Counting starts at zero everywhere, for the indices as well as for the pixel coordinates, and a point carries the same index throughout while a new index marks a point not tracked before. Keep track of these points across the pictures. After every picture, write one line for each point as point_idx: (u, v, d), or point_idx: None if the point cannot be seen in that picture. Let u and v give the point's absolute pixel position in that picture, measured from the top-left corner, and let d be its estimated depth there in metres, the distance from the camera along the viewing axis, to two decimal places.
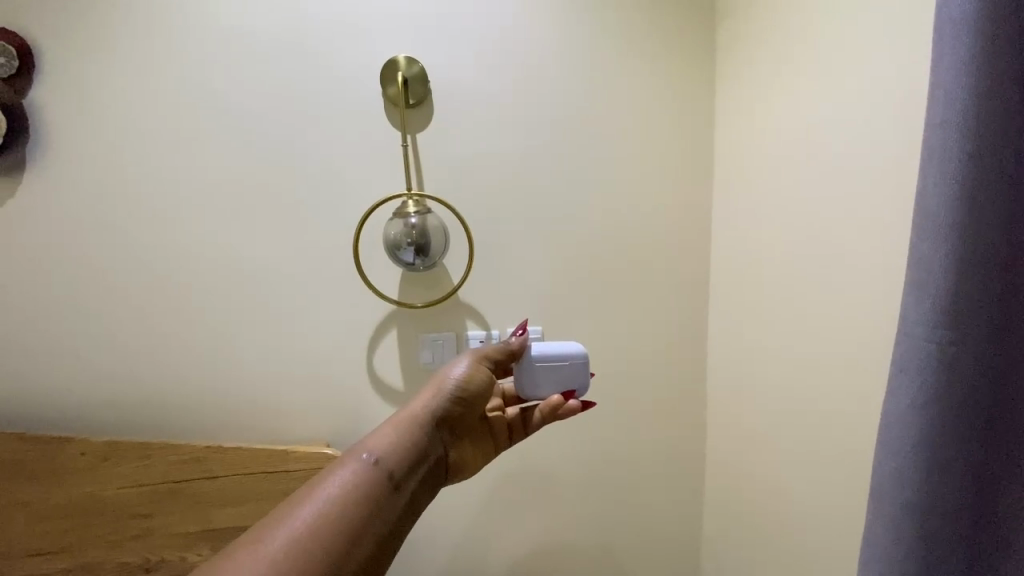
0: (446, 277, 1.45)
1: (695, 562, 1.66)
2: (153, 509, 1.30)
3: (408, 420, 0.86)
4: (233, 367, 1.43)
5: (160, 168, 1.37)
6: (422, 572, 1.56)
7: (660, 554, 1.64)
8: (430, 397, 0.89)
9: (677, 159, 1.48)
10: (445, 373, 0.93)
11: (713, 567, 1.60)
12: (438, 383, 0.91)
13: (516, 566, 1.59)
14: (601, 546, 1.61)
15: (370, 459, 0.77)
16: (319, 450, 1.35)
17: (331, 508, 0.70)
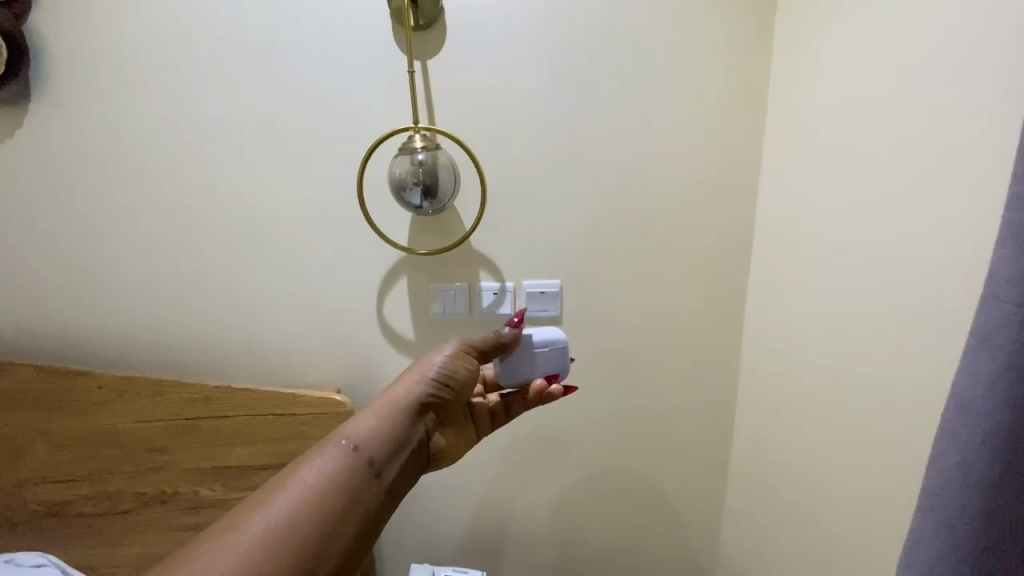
0: (457, 223, 1.35)
1: (717, 531, 1.58)
2: (167, 445, 1.33)
3: (393, 403, 0.79)
4: (242, 311, 1.41)
5: (163, 99, 1.30)
6: (434, 520, 1.57)
7: (678, 522, 1.58)
8: (417, 380, 0.82)
9: (728, 92, 1.27)
10: (428, 360, 0.84)
11: (734, 536, 1.53)
12: (424, 368, 0.83)
13: (527, 523, 1.57)
14: (614, 509, 1.57)
15: (350, 447, 0.71)
16: (325, 395, 1.32)
17: (306, 501, 0.65)
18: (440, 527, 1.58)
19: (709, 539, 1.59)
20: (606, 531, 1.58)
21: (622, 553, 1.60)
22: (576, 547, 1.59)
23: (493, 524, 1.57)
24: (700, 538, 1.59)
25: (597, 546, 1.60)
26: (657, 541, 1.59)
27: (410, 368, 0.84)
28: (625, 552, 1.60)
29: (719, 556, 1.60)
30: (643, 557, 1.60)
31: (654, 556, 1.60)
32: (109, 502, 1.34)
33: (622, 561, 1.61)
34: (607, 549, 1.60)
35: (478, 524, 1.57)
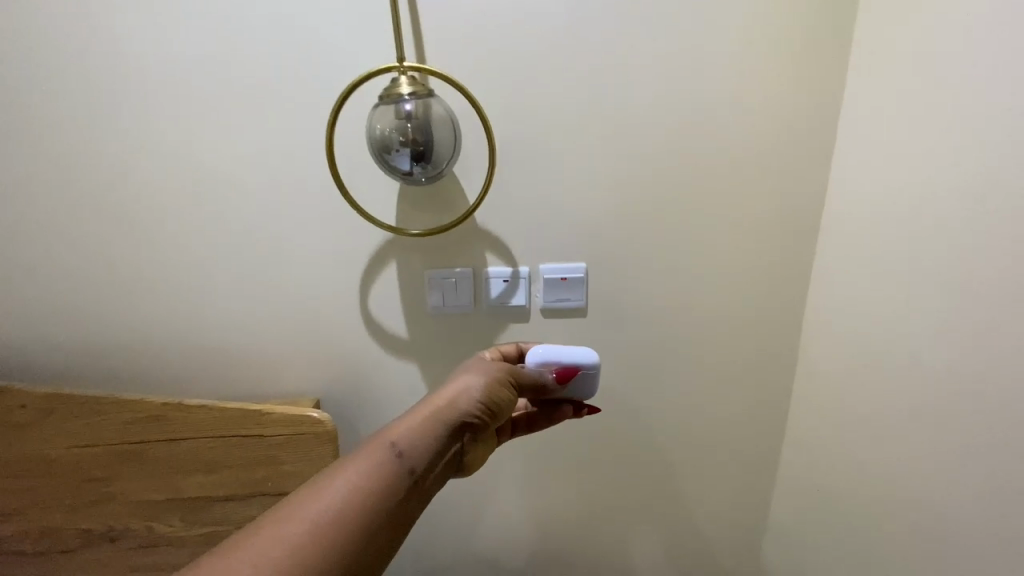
0: (457, 195, 1.08)
1: (760, 550, 1.37)
2: (112, 474, 1.09)
3: (433, 406, 0.68)
4: (191, 307, 1.14)
5: (65, 35, 0.98)
6: (433, 544, 1.34)
7: (713, 538, 1.36)
8: (464, 385, 0.71)
9: (805, 20, 0.98)
10: (473, 365, 0.75)
11: (778, 556, 1.32)
12: (472, 372, 0.73)
13: (542, 544, 1.35)
14: (642, 526, 1.35)
15: (393, 459, 0.62)
16: (299, 412, 1.07)
17: (342, 518, 0.56)
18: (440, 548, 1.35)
19: (749, 558, 1.38)
20: (632, 550, 1.37)
21: (650, 572, 1.39)
22: (598, 568, 1.38)
23: (501, 543, 1.35)
24: (742, 558, 1.37)
25: (620, 566, 1.38)
26: (689, 559, 1.38)
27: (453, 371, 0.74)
28: (652, 571, 1.39)
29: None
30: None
31: (685, 575, 1.40)
32: (47, 541, 1.11)
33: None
34: (632, 569, 1.39)
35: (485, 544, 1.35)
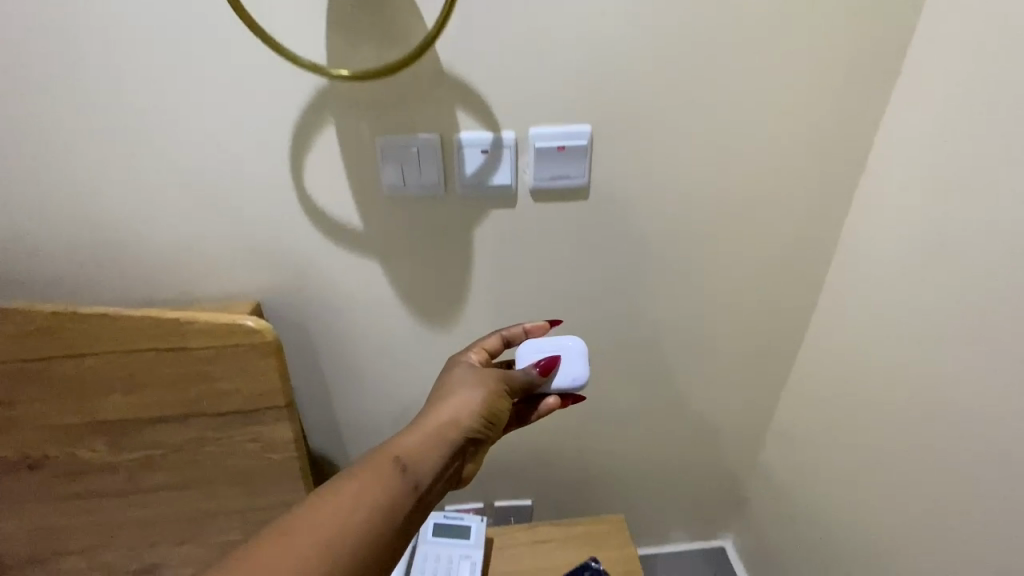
0: (410, 23, 0.75)
1: (758, 451, 1.30)
2: (12, 397, 0.89)
3: (427, 417, 0.67)
4: (65, 190, 0.85)
5: None
6: None
7: (714, 438, 1.26)
8: (465, 399, 0.69)
9: None
10: (459, 374, 0.73)
11: (778, 457, 1.25)
12: (463, 380, 0.72)
13: (529, 452, 1.24)
14: (640, 427, 1.22)
15: (398, 477, 0.60)
16: (231, 318, 0.87)
17: (350, 540, 0.54)
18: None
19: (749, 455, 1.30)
20: (628, 451, 1.26)
21: (645, 472, 1.31)
22: (589, 469, 1.29)
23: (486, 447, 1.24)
24: (738, 458, 1.31)
25: (614, 467, 1.29)
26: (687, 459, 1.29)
27: (436, 387, 0.73)
28: (647, 471, 1.30)
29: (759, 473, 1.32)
30: (669, 474, 1.32)
31: (681, 473, 1.32)
32: None
33: (643, 480, 1.32)
34: (626, 470, 1.30)
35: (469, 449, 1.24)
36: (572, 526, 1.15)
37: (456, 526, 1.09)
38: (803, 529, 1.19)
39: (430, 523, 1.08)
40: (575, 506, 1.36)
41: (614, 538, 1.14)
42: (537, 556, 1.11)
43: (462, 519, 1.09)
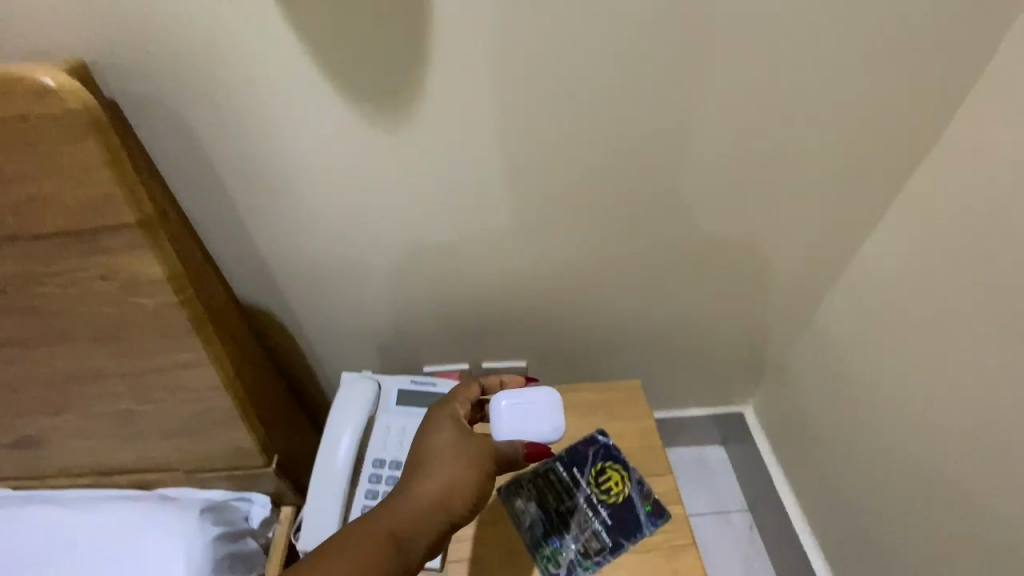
0: None
1: (809, 307, 1.03)
2: None
3: (416, 488, 0.58)
4: None
5: None
6: (364, 313, 0.94)
7: (756, 280, 0.98)
8: (446, 478, 0.59)
9: None
10: (449, 430, 0.62)
11: (836, 315, 0.98)
12: (455, 445, 0.61)
13: (522, 301, 0.97)
14: (665, 262, 0.93)
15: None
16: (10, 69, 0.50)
17: None
18: (373, 302, 0.93)
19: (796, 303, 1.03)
20: (645, 294, 0.99)
21: (663, 321, 1.05)
22: (595, 317, 1.02)
23: (463, 291, 0.94)
24: (783, 314, 1.05)
25: (626, 314, 1.03)
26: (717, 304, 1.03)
27: (422, 439, 0.62)
28: (666, 320, 1.05)
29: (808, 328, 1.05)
30: (692, 324, 1.06)
31: (709, 323, 1.06)
32: None
33: (659, 331, 1.07)
34: (640, 317, 1.04)
35: (440, 293, 0.94)
36: (576, 394, 0.89)
37: (428, 396, 0.81)
38: (857, 393, 0.95)
39: (394, 392, 0.82)
40: (576, 365, 1.11)
41: (631, 408, 0.88)
42: None
43: (436, 387, 0.82)
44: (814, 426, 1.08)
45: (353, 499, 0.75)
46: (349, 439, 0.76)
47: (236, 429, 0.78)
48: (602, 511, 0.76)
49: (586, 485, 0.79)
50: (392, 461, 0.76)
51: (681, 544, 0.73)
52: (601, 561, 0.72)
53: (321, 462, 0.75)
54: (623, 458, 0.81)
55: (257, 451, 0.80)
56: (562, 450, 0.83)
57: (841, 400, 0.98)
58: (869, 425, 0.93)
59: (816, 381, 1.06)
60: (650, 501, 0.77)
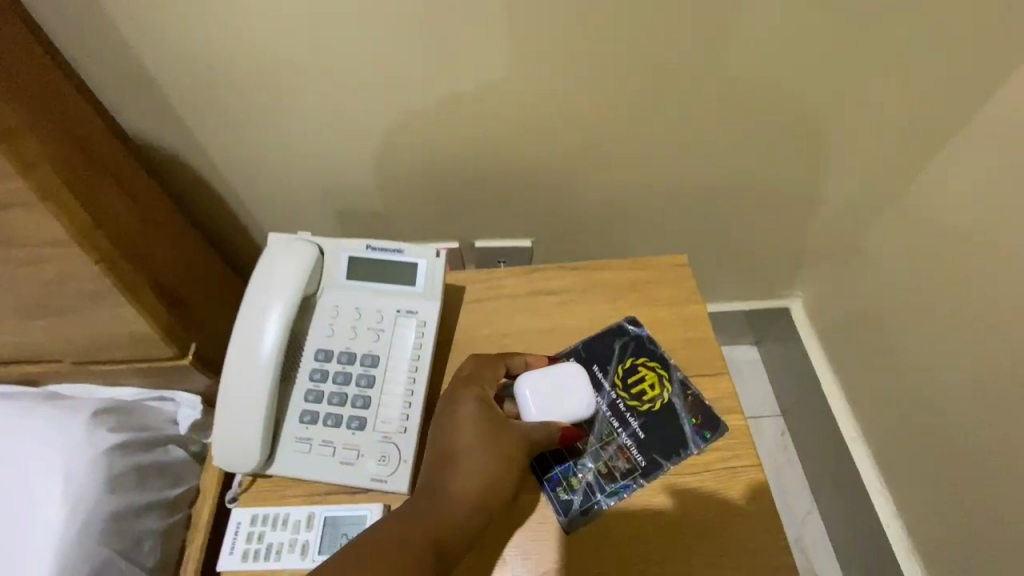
0: None
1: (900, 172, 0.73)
2: None
3: (446, 486, 0.46)
4: None
5: None
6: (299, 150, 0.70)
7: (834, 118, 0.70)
8: (470, 466, 0.47)
9: None
10: (474, 413, 0.49)
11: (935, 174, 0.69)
12: (485, 431, 0.48)
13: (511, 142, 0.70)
14: (725, 87, 0.66)
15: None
16: None
17: None
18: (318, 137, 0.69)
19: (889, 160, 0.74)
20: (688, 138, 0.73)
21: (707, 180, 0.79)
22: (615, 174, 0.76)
23: (436, 124, 0.68)
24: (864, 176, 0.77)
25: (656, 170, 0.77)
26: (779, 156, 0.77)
27: (441, 424, 0.49)
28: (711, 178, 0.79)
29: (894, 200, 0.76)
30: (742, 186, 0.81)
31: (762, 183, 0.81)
32: None
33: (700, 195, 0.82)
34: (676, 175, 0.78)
35: (405, 128, 0.69)
36: (601, 272, 0.66)
37: (392, 267, 0.56)
38: (962, 276, 0.68)
39: (343, 261, 0.56)
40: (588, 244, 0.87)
41: (675, 290, 0.64)
42: (539, 316, 0.64)
43: (403, 255, 0.56)
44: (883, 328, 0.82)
45: (288, 406, 0.52)
46: (277, 323, 0.52)
47: (115, 304, 0.55)
48: (633, 422, 0.55)
49: (611, 388, 0.57)
50: (343, 355, 0.54)
51: (741, 463, 0.53)
52: (630, 486, 0.52)
53: (235, 355, 0.51)
54: (662, 353, 0.60)
55: (165, 341, 0.60)
56: (579, 343, 0.61)
57: (939, 290, 0.71)
58: (970, 316, 0.67)
59: (893, 269, 0.78)
60: (698, 409, 0.56)
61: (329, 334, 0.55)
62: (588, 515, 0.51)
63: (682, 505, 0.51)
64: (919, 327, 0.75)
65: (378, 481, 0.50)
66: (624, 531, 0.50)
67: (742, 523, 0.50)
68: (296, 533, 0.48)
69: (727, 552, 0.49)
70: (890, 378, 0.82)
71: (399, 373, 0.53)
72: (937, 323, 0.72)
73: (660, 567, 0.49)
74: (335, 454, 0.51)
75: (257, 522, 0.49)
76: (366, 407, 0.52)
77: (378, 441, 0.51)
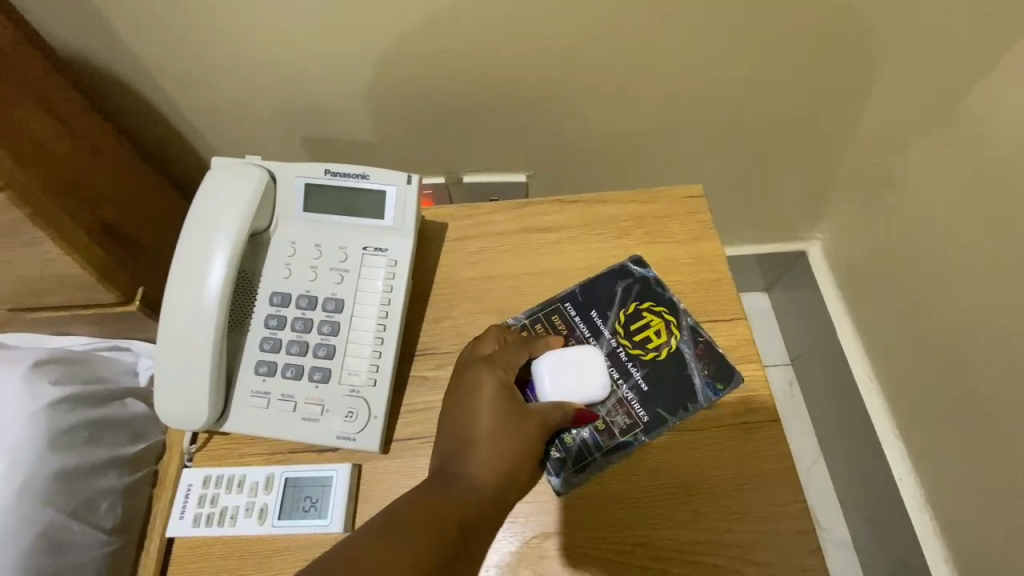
0: None
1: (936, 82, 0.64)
2: None
3: (470, 477, 0.41)
4: None
5: None
6: (242, 59, 0.60)
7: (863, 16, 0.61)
8: (500, 447, 0.43)
9: None
10: (495, 398, 0.43)
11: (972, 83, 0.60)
12: (509, 417, 0.43)
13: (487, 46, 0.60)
14: None
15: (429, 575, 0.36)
16: None
17: None
18: (271, 45, 0.58)
19: (942, 72, 0.62)
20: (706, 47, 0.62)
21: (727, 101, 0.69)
22: (621, 93, 0.66)
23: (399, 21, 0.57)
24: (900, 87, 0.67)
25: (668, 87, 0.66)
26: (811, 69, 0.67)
27: (457, 410, 0.44)
28: (731, 98, 0.69)
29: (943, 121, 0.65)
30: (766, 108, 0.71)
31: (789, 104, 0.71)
32: None
33: (718, 118, 0.72)
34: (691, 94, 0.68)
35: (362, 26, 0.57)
36: (603, 206, 0.58)
37: (357, 196, 0.48)
38: (1008, 207, 0.59)
39: (300, 188, 0.48)
40: (590, 177, 0.78)
41: (687, 224, 0.56)
42: (531, 255, 0.56)
43: (368, 181, 0.48)
44: (913, 269, 0.74)
45: (242, 356, 0.46)
46: (223, 261, 0.44)
47: (34, 241, 0.49)
48: (635, 373, 0.49)
49: (611, 336, 0.51)
50: (302, 298, 0.47)
51: (756, 420, 0.47)
52: (631, 444, 0.46)
53: (175, 299, 0.44)
54: (671, 297, 0.52)
55: (100, 281, 0.54)
56: (576, 286, 0.54)
57: (979, 225, 0.63)
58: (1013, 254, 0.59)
59: (934, 203, 0.69)
60: (710, 358, 0.49)
61: (286, 274, 0.47)
62: (582, 473, 0.46)
63: (687, 465, 0.46)
64: (955, 268, 0.67)
65: (345, 439, 0.44)
66: (622, 493, 0.45)
67: (756, 486, 0.45)
68: (253, 497, 0.44)
69: (738, 517, 0.44)
70: (912, 324, 0.75)
71: (368, 319, 0.46)
72: (978, 262, 0.64)
73: (663, 532, 0.43)
74: (295, 410, 0.45)
75: (210, 484, 0.44)
76: (330, 358, 0.45)
77: (344, 395, 0.45)
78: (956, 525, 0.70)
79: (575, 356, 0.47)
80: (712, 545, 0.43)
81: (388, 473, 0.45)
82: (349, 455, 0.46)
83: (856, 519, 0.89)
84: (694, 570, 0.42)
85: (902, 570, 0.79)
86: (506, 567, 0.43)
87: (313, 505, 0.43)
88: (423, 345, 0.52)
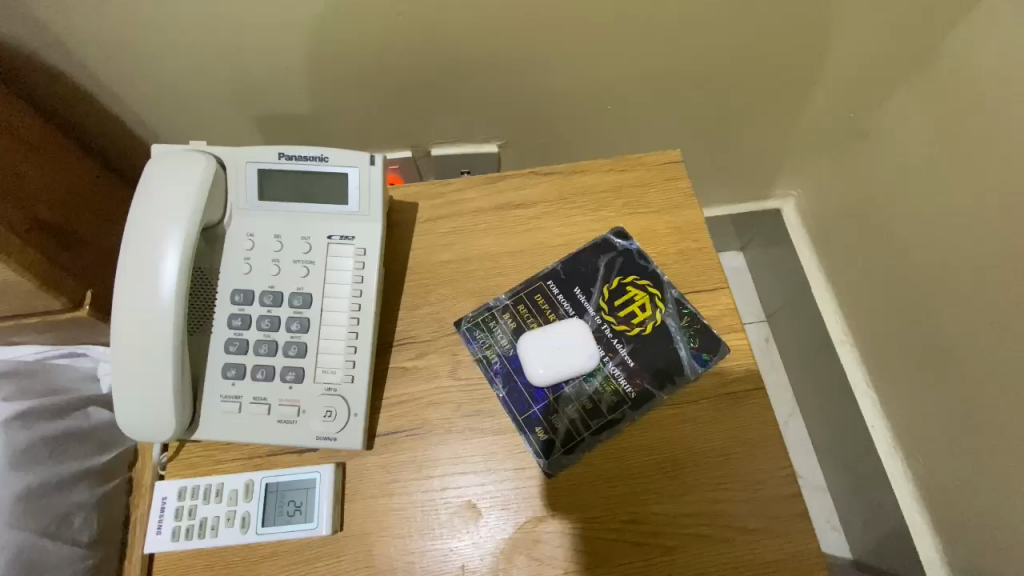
0: None
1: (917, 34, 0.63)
2: None
3: None
4: None
5: None
6: (183, 36, 0.54)
7: None
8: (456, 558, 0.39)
9: None
10: None
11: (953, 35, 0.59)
12: None
13: (457, 13, 0.56)
14: None
15: None
16: None
17: None
18: (207, 15, 0.52)
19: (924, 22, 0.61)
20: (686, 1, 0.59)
21: (706, 59, 0.67)
22: (599, 54, 0.63)
23: None
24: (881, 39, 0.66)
25: (641, 46, 0.63)
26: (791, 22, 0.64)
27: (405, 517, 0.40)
28: (711, 56, 0.66)
29: (922, 71, 0.64)
30: (747, 64, 0.68)
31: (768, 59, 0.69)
32: None
33: (697, 77, 0.69)
34: (669, 54, 0.65)
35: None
36: (580, 177, 0.55)
37: (317, 180, 0.45)
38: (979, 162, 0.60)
39: (253, 175, 0.44)
40: (565, 141, 0.75)
41: (669, 193, 0.54)
42: (507, 233, 0.53)
43: (327, 163, 0.44)
44: (886, 224, 0.74)
45: (206, 359, 0.43)
46: (175, 257, 0.41)
47: None
48: (621, 349, 0.48)
49: (596, 313, 0.49)
50: (267, 295, 0.44)
51: (742, 390, 0.47)
52: (620, 421, 0.46)
53: (127, 301, 0.41)
54: (655, 270, 0.51)
55: (43, 288, 0.49)
56: (558, 263, 0.52)
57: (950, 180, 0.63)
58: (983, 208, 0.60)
59: (908, 156, 0.69)
60: (696, 330, 0.48)
61: (246, 269, 0.44)
62: (572, 455, 0.45)
63: (676, 438, 0.46)
64: (926, 222, 0.68)
65: (326, 439, 0.43)
66: (613, 472, 0.45)
67: (744, 456, 0.45)
68: (233, 505, 0.42)
69: (727, 488, 0.44)
70: (883, 280, 0.76)
71: (339, 312, 0.44)
72: (946, 216, 0.65)
73: (655, 508, 0.44)
74: (271, 413, 0.43)
75: (187, 497, 0.42)
76: (302, 356, 0.43)
77: (321, 394, 0.43)
78: (925, 466, 0.74)
79: (557, 333, 0.47)
80: (704, 515, 0.44)
81: (375, 469, 0.45)
82: (334, 454, 0.45)
83: (830, 465, 0.94)
84: (686, 542, 0.43)
85: (872, 509, 0.84)
86: (499, 553, 0.43)
87: (298, 509, 0.42)
88: (401, 335, 0.50)
